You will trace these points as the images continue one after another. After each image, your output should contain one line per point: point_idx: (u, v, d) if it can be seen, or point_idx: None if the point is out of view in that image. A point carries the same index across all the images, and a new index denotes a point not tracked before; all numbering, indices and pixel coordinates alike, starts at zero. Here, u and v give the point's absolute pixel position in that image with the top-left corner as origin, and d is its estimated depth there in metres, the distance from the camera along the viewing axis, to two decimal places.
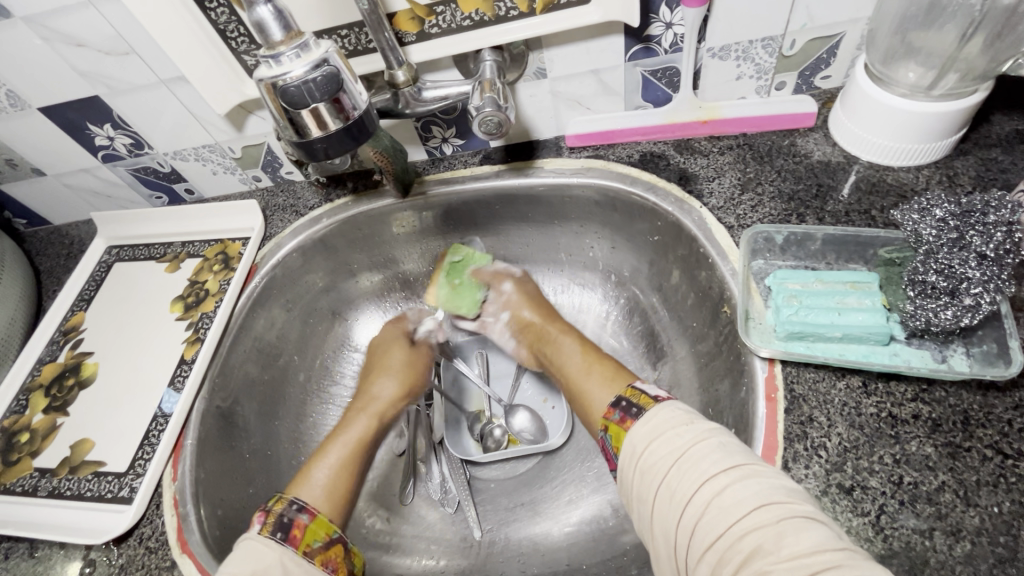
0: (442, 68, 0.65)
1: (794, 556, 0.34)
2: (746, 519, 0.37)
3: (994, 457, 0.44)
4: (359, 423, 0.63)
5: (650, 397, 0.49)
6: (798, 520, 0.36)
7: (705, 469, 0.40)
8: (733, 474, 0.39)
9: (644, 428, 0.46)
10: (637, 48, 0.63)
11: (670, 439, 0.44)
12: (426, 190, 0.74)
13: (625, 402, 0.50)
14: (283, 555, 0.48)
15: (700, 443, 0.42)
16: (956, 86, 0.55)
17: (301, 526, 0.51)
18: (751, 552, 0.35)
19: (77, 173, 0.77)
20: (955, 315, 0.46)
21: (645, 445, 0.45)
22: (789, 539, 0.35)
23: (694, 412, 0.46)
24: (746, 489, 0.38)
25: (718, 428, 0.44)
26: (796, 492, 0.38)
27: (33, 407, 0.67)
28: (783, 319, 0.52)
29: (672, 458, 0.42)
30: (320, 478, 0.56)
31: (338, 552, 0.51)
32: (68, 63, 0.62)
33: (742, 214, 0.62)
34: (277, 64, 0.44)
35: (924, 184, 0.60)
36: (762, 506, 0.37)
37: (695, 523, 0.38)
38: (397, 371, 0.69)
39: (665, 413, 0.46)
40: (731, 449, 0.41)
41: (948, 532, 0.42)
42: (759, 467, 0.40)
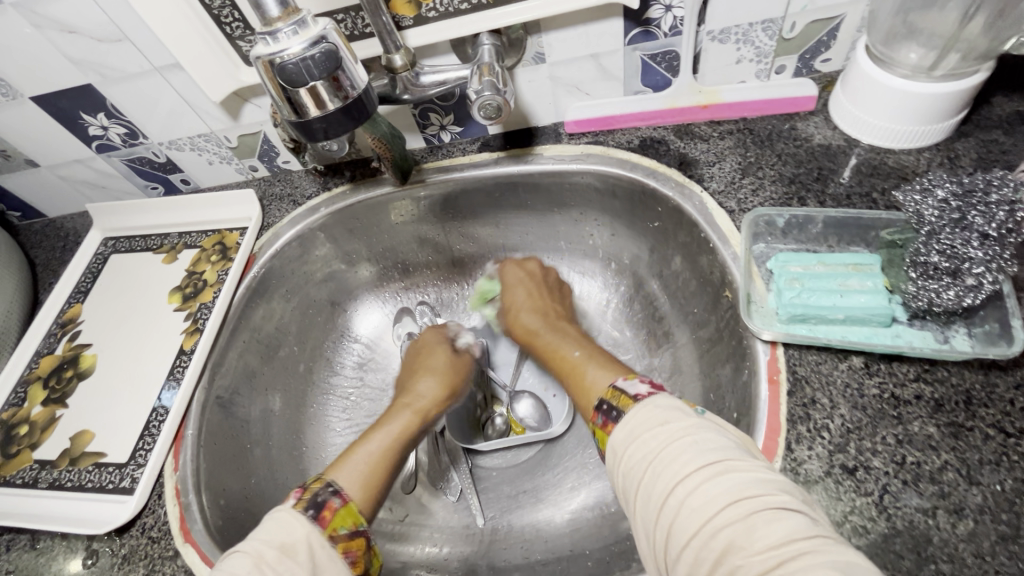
0: (440, 53, 0.64)
1: (768, 548, 0.33)
2: (718, 517, 0.35)
3: (997, 436, 0.44)
4: (401, 415, 0.58)
5: (629, 396, 0.46)
6: (769, 512, 0.35)
7: (678, 470, 0.38)
8: (706, 472, 0.38)
9: (622, 434, 0.43)
10: (636, 32, 0.62)
11: (644, 442, 0.42)
12: (425, 178, 0.73)
13: (606, 404, 0.47)
14: (311, 534, 0.44)
15: (674, 442, 0.40)
16: (958, 65, 0.54)
17: (333, 508, 0.46)
18: (725, 550, 0.34)
19: (71, 164, 0.76)
20: (958, 295, 0.46)
21: (624, 448, 0.43)
22: (764, 533, 0.34)
23: (673, 406, 0.43)
24: (719, 487, 0.37)
25: (695, 421, 0.41)
26: (771, 481, 0.37)
27: (32, 399, 0.67)
28: (784, 302, 0.52)
29: (646, 461, 0.41)
30: (357, 465, 0.51)
31: (360, 546, 0.46)
32: (59, 50, 0.61)
33: (743, 198, 0.62)
34: (274, 41, 0.43)
35: (925, 166, 0.59)
36: (733, 503, 0.36)
37: (669, 526, 0.37)
38: (440, 371, 0.64)
39: (643, 413, 0.43)
40: (702, 445, 0.39)
41: (951, 511, 0.42)
42: (731, 458, 0.38)
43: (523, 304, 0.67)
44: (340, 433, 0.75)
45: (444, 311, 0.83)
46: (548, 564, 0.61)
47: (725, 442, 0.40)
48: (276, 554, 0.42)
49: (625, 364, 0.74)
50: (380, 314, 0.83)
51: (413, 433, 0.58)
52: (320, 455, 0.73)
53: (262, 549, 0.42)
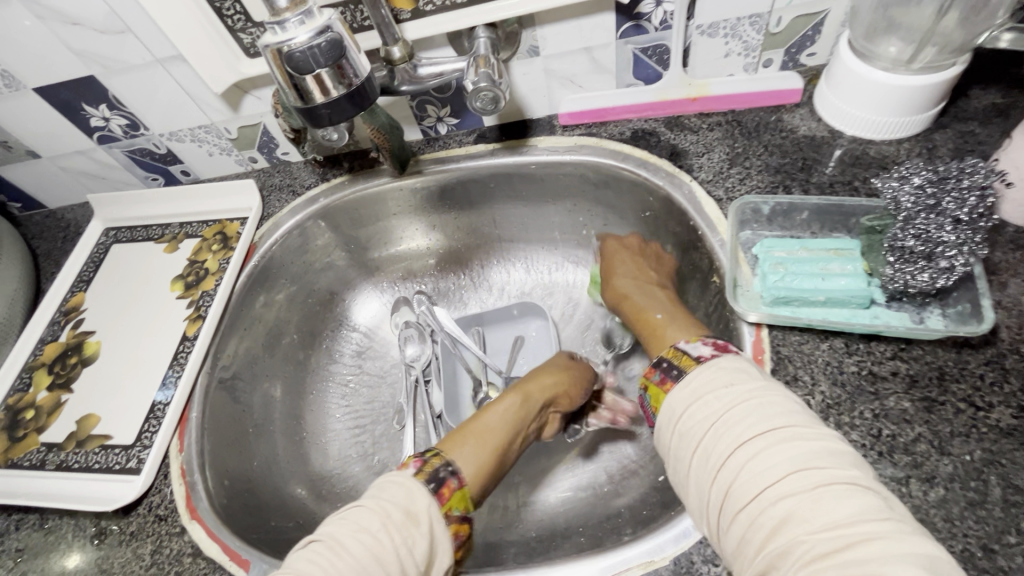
0: (437, 46, 0.66)
1: (831, 526, 0.33)
2: (780, 486, 0.36)
3: (967, 409, 0.46)
4: (513, 399, 0.59)
5: (691, 357, 0.46)
6: (837, 487, 0.35)
7: (743, 433, 0.39)
8: (771, 438, 0.38)
9: (683, 392, 0.44)
10: (628, 26, 0.64)
11: (706, 403, 0.42)
12: (422, 169, 0.75)
13: (665, 363, 0.47)
14: (431, 508, 0.45)
15: (739, 405, 0.40)
16: (935, 58, 0.57)
17: (451, 488, 0.47)
18: (785, 520, 0.35)
19: (72, 155, 0.77)
20: (931, 277, 0.49)
21: (684, 407, 0.43)
22: (828, 508, 0.34)
23: (741, 367, 0.44)
24: (784, 455, 0.37)
25: (764, 388, 0.41)
26: (838, 455, 0.37)
27: (37, 384, 0.68)
28: (768, 285, 0.54)
29: (708, 422, 0.41)
30: (471, 445, 0.52)
31: (465, 530, 0.47)
32: (64, 42, 0.62)
33: (731, 187, 0.64)
34: (281, 30, 0.45)
35: (904, 157, 0.62)
36: (798, 473, 0.36)
37: (727, 489, 0.38)
38: (555, 371, 0.65)
39: (706, 374, 0.43)
40: (768, 412, 0.39)
41: (923, 480, 0.44)
42: (798, 428, 0.38)
43: (625, 268, 0.65)
44: (340, 419, 0.77)
45: (441, 299, 0.85)
46: (543, 541, 0.63)
47: (794, 412, 0.40)
48: (402, 518, 0.43)
49: (618, 350, 0.76)
50: (377, 303, 0.84)
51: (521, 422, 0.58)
52: (320, 440, 0.74)
53: (390, 510, 0.43)
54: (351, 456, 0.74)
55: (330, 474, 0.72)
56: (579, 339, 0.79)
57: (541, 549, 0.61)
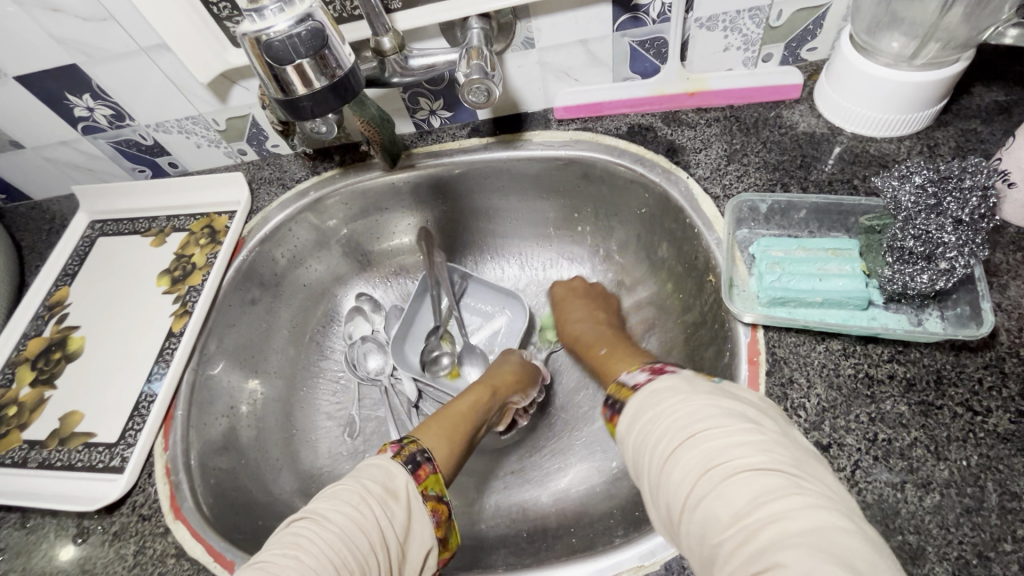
0: (429, 37, 0.64)
1: (736, 519, 0.35)
2: (695, 490, 0.38)
3: (965, 414, 0.46)
4: (475, 396, 0.62)
5: (629, 387, 0.49)
6: (743, 479, 0.37)
7: (665, 446, 0.41)
8: (684, 444, 0.40)
9: (627, 422, 0.46)
10: (625, 18, 0.62)
11: (644, 424, 0.44)
12: (414, 163, 0.74)
13: (610, 399, 0.50)
14: (409, 485, 0.47)
15: (664, 419, 0.43)
16: (938, 54, 0.55)
17: (427, 470, 0.49)
18: (705, 522, 0.37)
19: (57, 146, 0.76)
20: (931, 278, 0.48)
21: (627, 431, 0.46)
22: (733, 501, 0.36)
23: (668, 382, 0.46)
24: (695, 458, 0.39)
25: (689, 396, 0.43)
26: (746, 444, 0.39)
27: (20, 380, 0.67)
28: (765, 286, 0.53)
29: (645, 442, 0.43)
30: (439, 435, 0.54)
31: (444, 511, 0.48)
32: (44, 29, 0.60)
33: (728, 184, 0.63)
34: (260, 18, 0.43)
35: (905, 155, 0.61)
36: (708, 474, 0.38)
37: (663, 502, 0.41)
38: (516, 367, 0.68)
39: (642, 397, 0.46)
40: (688, 419, 0.42)
41: (919, 485, 0.44)
42: (708, 427, 0.40)
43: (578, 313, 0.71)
44: (330, 416, 0.76)
45: None
46: (534, 541, 0.62)
47: (712, 413, 0.41)
48: (380, 492, 0.45)
49: None
50: (366, 295, 0.82)
51: (486, 411, 0.61)
52: (310, 437, 0.73)
53: (368, 484, 0.45)
54: (341, 454, 0.73)
55: (320, 473, 0.71)
56: None
57: (532, 549, 0.60)
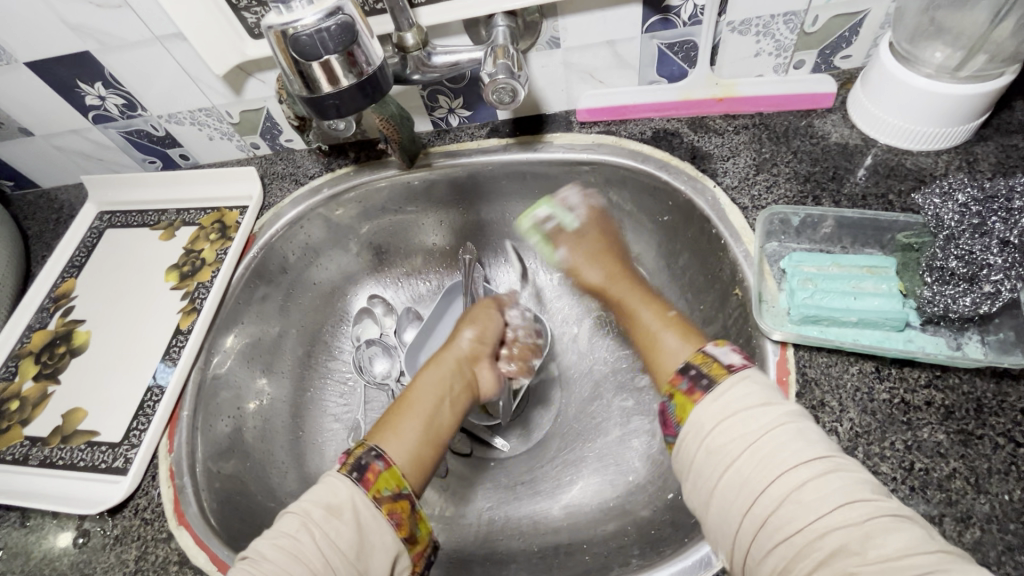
0: (452, 33, 0.62)
1: (883, 559, 0.32)
2: (831, 517, 0.34)
3: (1006, 445, 0.44)
4: (430, 373, 0.59)
5: (722, 365, 0.44)
6: (887, 519, 0.34)
7: (786, 458, 0.37)
8: (816, 468, 0.36)
9: (713, 407, 0.41)
10: (655, 19, 0.60)
11: (741, 421, 0.40)
12: (431, 162, 0.72)
13: (694, 370, 0.45)
14: (354, 496, 0.44)
15: (778, 426, 0.39)
16: (983, 67, 0.53)
17: (376, 472, 0.46)
18: (834, 552, 0.33)
19: (67, 135, 0.74)
20: (974, 301, 0.45)
21: (714, 423, 0.41)
22: (878, 540, 0.33)
23: (771, 387, 0.42)
24: (833, 486, 0.35)
25: (796, 411, 0.40)
26: (877, 486, 0.36)
27: (23, 374, 0.65)
28: (797, 302, 0.51)
29: (743, 442, 0.39)
30: (398, 428, 0.52)
31: (404, 509, 0.45)
32: (57, 15, 0.58)
33: (757, 195, 0.61)
34: (287, 10, 0.41)
35: (943, 170, 0.58)
36: (850, 504, 0.35)
37: (767, 516, 0.36)
38: (475, 328, 0.66)
39: (739, 389, 0.42)
40: (811, 438, 0.38)
41: (958, 519, 0.42)
42: (838, 455, 0.37)
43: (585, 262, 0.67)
44: (336, 418, 0.74)
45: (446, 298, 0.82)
46: (544, 557, 0.60)
47: (832, 441, 0.39)
48: (322, 513, 0.43)
49: (628, 357, 0.74)
50: (377, 297, 0.80)
51: (447, 381, 0.59)
52: (316, 440, 0.71)
53: (309, 509, 0.43)
54: None
55: None
56: (588, 346, 0.76)
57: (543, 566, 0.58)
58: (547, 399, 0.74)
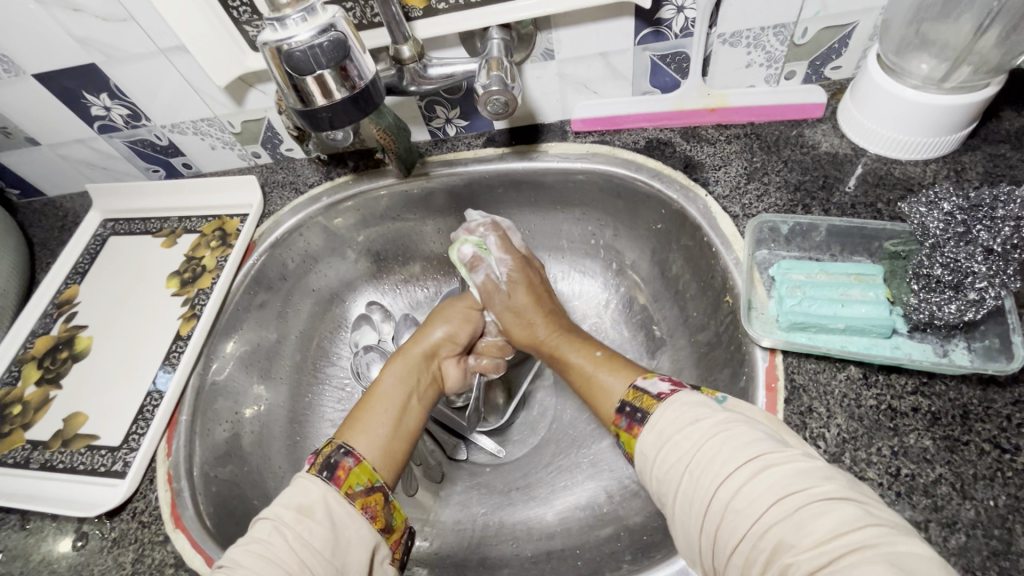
0: (449, 46, 0.64)
1: (816, 545, 0.33)
2: (766, 515, 0.35)
3: (992, 451, 0.44)
4: (397, 364, 0.61)
5: (652, 396, 0.47)
6: (816, 504, 0.35)
7: (717, 471, 0.39)
8: (746, 473, 0.38)
9: (651, 436, 0.44)
10: (647, 32, 0.62)
11: (676, 444, 0.42)
12: (429, 170, 0.73)
13: (629, 407, 0.48)
14: (328, 494, 0.45)
15: (707, 442, 0.40)
16: (968, 78, 0.54)
17: (346, 468, 0.48)
18: (775, 549, 0.34)
19: (72, 144, 0.76)
20: (959, 308, 0.46)
21: (655, 450, 0.43)
22: (810, 527, 0.34)
23: (701, 403, 0.44)
24: (761, 486, 0.37)
25: (723, 417, 0.42)
26: (812, 471, 0.37)
27: (25, 378, 0.66)
28: (785, 309, 0.52)
29: (681, 464, 0.41)
30: (364, 425, 0.53)
31: (378, 501, 0.47)
32: (64, 28, 0.60)
33: (748, 204, 0.62)
34: (282, 27, 0.43)
35: (931, 178, 0.59)
36: (782, 498, 0.36)
37: (715, 531, 0.38)
38: (446, 323, 0.65)
39: (668, 415, 0.44)
40: (738, 440, 0.40)
41: (943, 525, 0.42)
42: (765, 451, 0.38)
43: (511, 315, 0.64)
44: (334, 424, 0.74)
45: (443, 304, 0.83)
46: (538, 563, 0.61)
47: (759, 437, 0.40)
48: (294, 515, 0.43)
49: None
50: (375, 303, 0.81)
51: (415, 377, 0.60)
52: (313, 445, 0.72)
53: (281, 512, 0.44)
54: None
55: None
56: None
57: None
58: (542, 405, 0.75)
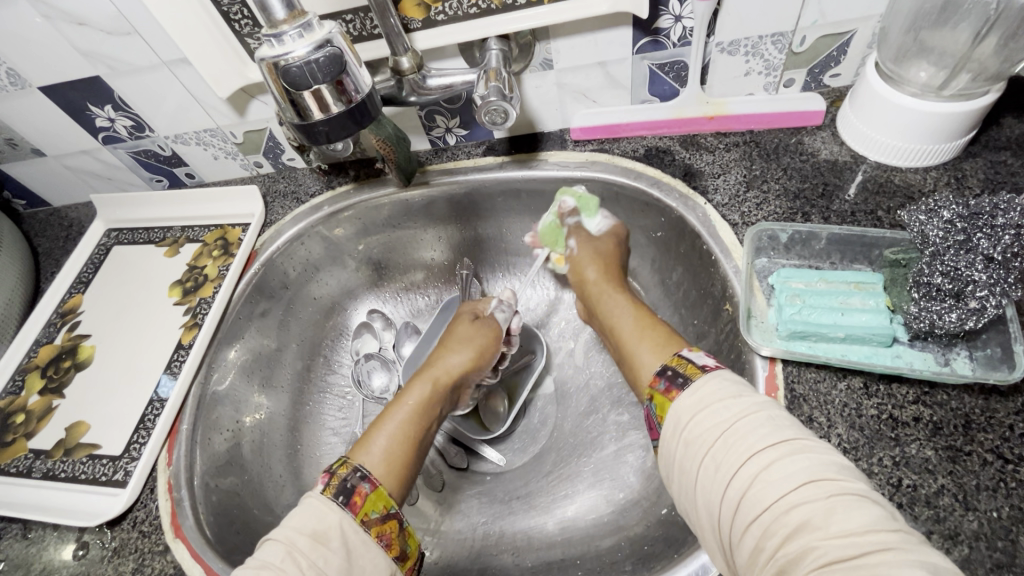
0: (448, 56, 0.64)
1: (844, 532, 0.33)
2: (794, 495, 0.35)
3: (995, 462, 0.44)
4: (419, 388, 0.60)
5: (696, 365, 0.46)
6: (848, 498, 0.34)
7: (751, 443, 0.38)
8: (783, 450, 0.37)
9: (689, 401, 0.44)
10: (645, 41, 0.62)
11: (714, 412, 0.42)
12: (429, 180, 0.73)
13: (671, 371, 0.47)
14: (342, 520, 0.45)
15: (746, 415, 0.40)
16: (967, 86, 0.54)
17: (363, 494, 0.47)
18: (798, 527, 0.34)
19: (77, 155, 0.77)
20: (960, 317, 0.46)
21: (691, 415, 0.43)
22: (839, 514, 0.34)
23: (743, 383, 0.44)
24: (796, 466, 0.36)
25: (765, 402, 0.41)
26: (847, 469, 0.37)
27: (29, 388, 0.67)
28: (785, 318, 0.52)
29: (716, 432, 0.40)
30: (380, 445, 0.52)
31: (393, 527, 0.47)
32: (69, 42, 0.61)
33: (747, 212, 0.62)
34: (279, 43, 0.43)
35: (932, 186, 0.59)
36: (812, 482, 0.35)
37: (739, 499, 0.37)
38: (467, 342, 0.65)
39: (711, 386, 0.43)
40: (778, 425, 0.39)
41: (945, 536, 0.41)
42: (805, 441, 0.38)
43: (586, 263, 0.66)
44: (334, 432, 0.74)
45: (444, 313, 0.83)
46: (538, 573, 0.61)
47: (800, 428, 0.40)
48: (308, 541, 0.43)
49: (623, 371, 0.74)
50: (376, 312, 0.81)
51: (436, 402, 0.59)
52: (314, 454, 0.72)
53: (294, 536, 0.43)
54: None
55: None
56: (584, 361, 0.77)
57: None
58: (542, 413, 0.75)
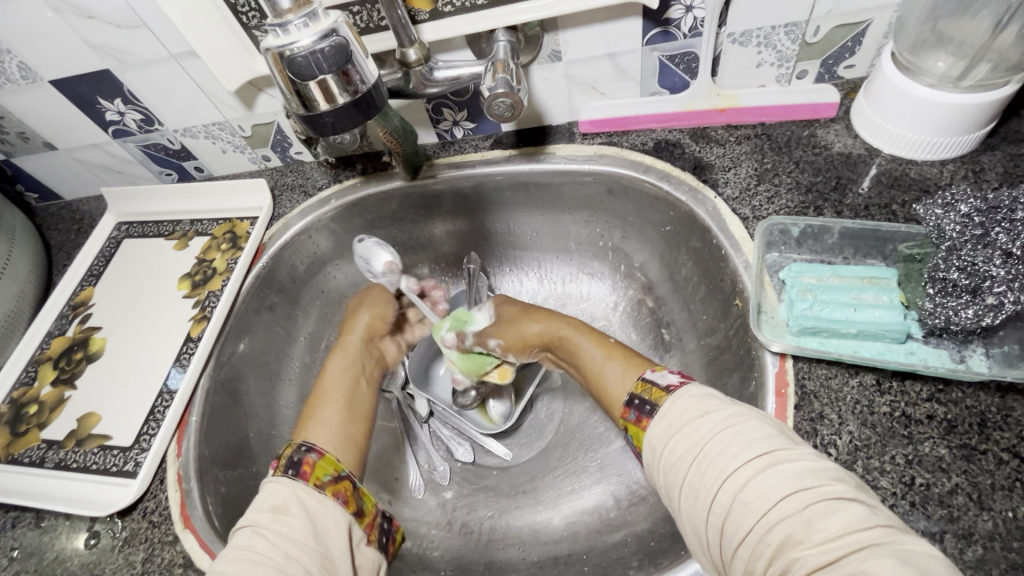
0: (455, 48, 0.64)
1: (824, 540, 0.33)
2: (774, 510, 0.35)
3: (1011, 461, 0.43)
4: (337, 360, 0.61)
5: (661, 388, 0.46)
6: (826, 502, 0.34)
7: (724, 466, 0.38)
8: (755, 466, 0.37)
9: (660, 427, 0.43)
10: (655, 32, 0.61)
11: (685, 436, 0.41)
12: (436, 173, 0.73)
13: (638, 399, 0.47)
14: (296, 489, 0.45)
15: (717, 435, 0.40)
16: (986, 76, 0.53)
17: (311, 462, 0.48)
18: (781, 544, 0.34)
19: (88, 148, 0.77)
20: (976, 313, 0.45)
21: (663, 443, 0.42)
22: (817, 524, 0.33)
23: (710, 397, 0.43)
24: (770, 480, 0.36)
25: (733, 413, 0.41)
26: (825, 471, 0.36)
27: (42, 379, 0.68)
28: (796, 313, 0.51)
29: (688, 457, 0.40)
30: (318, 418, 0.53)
31: (347, 487, 0.48)
32: (79, 35, 0.61)
33: (758, 206, 0.61)
34: (284, 33, 0.43)
35: (948, 179, 0.58)
36: (789, 495, 0.35)
37: (722, 523, 0.37)
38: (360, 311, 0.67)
39: (678, 407, 0.43)
40: (748, 437, 0.39)
41: (959, 536, 0.41)
42: (776, 450, 0.38)
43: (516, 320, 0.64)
44: None
45: None
46: (544, 568, 0.60)
47: (771, 434, 0.39)
48: (269, 516, 0.43)
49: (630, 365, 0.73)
50: None
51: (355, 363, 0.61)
52: None
53: (255, 516, 0.44)
54: None
55: None
56: None
57: None
58: (549, 408, 0.75)
